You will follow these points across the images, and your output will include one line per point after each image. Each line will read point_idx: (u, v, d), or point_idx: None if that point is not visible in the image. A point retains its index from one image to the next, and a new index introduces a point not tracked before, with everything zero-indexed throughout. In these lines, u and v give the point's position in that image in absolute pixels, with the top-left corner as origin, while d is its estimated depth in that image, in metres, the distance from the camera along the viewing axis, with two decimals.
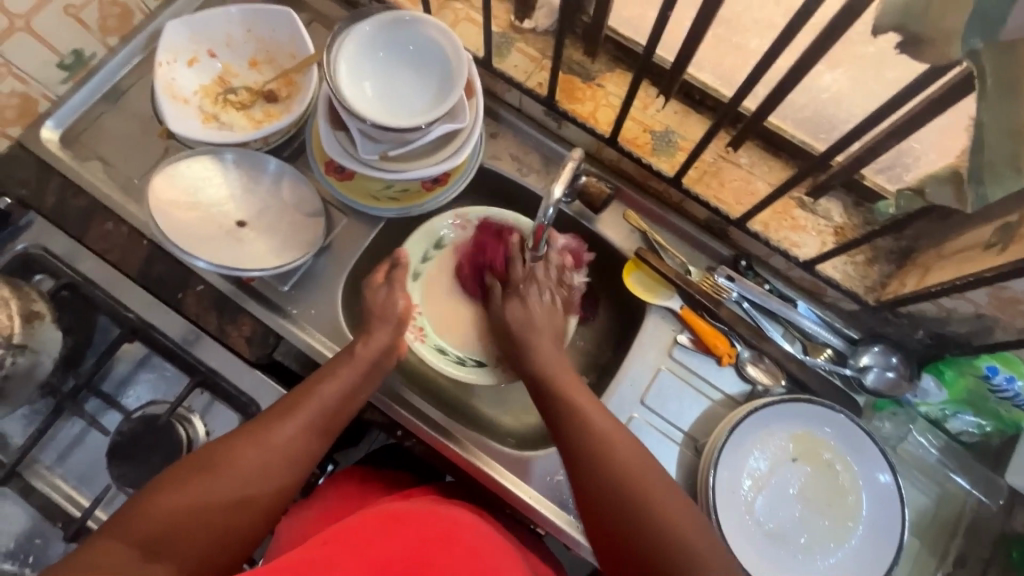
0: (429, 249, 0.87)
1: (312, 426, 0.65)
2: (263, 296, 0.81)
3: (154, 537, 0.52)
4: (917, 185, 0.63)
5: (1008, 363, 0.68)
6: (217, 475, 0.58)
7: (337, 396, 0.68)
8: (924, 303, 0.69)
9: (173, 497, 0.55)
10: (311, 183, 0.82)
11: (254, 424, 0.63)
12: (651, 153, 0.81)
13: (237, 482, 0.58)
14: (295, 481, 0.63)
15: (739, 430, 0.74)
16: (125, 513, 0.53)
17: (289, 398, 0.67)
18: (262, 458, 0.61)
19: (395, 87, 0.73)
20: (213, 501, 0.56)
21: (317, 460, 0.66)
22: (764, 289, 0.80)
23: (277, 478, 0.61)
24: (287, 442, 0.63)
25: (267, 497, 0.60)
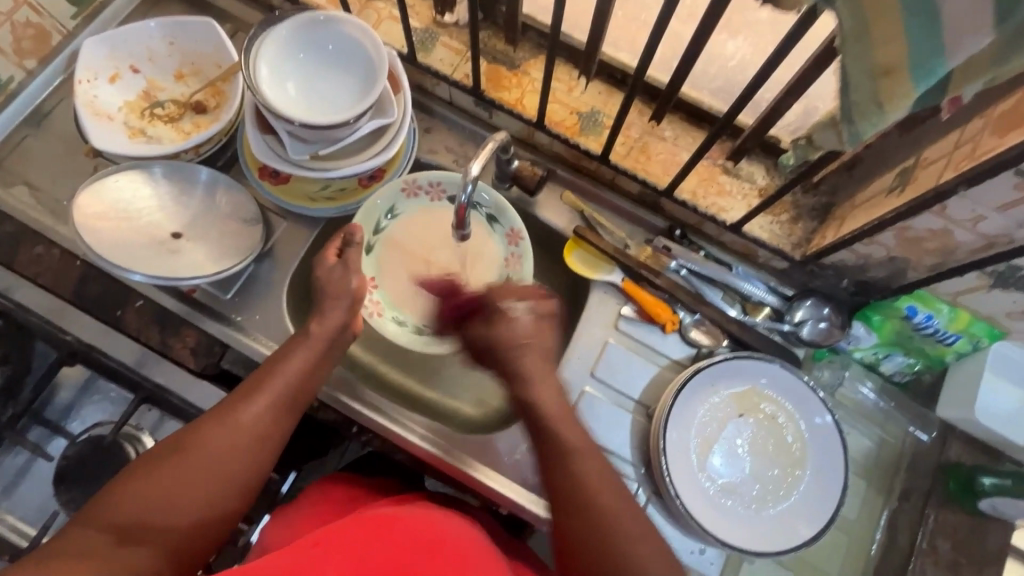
0: (383, 218, 0.85)
1: (276, 404, 0.63)
2: (213, 310, 0.81)
3: (123, 528, 0.52)
4: (808, 135, 0.66)
5: (925, 302, 0.71)
6: (181, 461, 0.57)
7: (299, 372, 0.66)
8: (842, 252, 0.73)
9: (141, 486, 0.55)
10: (246, 190, 0.81)
11: (219, 405, 0.62)
12: (579, 133, 0.83)
13: (205, 467, 0.57)
14: (268, 461, 0.62)
15: (686, 392, 0.76)
16: (96, 502, 0.54)
17: (252, 377, 0.65)
18: (227, 439, 0.59)
19: (318, 87, 0.74)
20: (181, 488, 0.56)
21: (285, 439, 0.64)
22: (701, 256, 0.84)
23: (245, 459, 0.60)
24: (252, 421, 0.61)
25: (235, 482, 0.59)
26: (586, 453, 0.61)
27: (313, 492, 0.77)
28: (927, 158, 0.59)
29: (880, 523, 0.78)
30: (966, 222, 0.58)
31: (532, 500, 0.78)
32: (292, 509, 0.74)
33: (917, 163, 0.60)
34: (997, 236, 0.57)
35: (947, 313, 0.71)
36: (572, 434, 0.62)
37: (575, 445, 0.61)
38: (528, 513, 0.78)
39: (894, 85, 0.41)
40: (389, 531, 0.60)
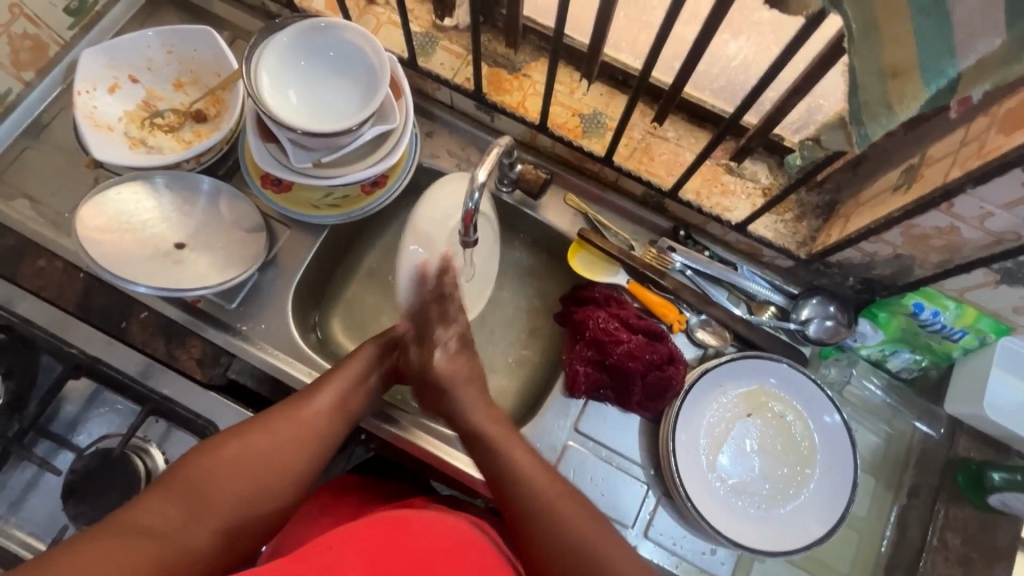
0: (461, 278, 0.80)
1: (337, 405, 0.66)
2: (214, 319, 0.81)
3: (192, 501, 0.55)
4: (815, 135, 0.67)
5: (931, 298, 0.71)
6: (250, 444, 0.60)
7: (360, 378, 0.69)
8: (848, 250, 0.73)
9: (210, 463, 0.58)
10: (248, 199, 0.81)
11: (285, 402, 0.65)
12: (582, 136, 0.83)
13: (268, 454, 0.60)
14: (323, 460, 0.64)
15: (694, 393, 0.76)
16: (169, 472, 0.57)
17: (317, 379, 0.68)
18: (290, 435, 0.62)
19: (320, 95, 0.73)
20: (247, 470, 0.58)
21: (339, 442, 0.67)
22: (705, 256, 0.84)
23: (305, 452, 0.62)
24: (314, 417, 0.64)
25: (293, 477, 0.61)
26: (541, 473, 0.62)
27: (324, 499, 0.76)
28: (933, 155, 0.59)
29: (889, 520, 0.78)
30: (973, 219, 0.58)
31: None
32: (308, 518, 0.74)
33: (923, 160, 0.60)
34: (1004, 233, 0.57)
35: (954, 309, 0.71)
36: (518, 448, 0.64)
37: (528, 468, 0.62)
38: None
39: (903, 85, 0.41)
40: (405, 535, 0.60)
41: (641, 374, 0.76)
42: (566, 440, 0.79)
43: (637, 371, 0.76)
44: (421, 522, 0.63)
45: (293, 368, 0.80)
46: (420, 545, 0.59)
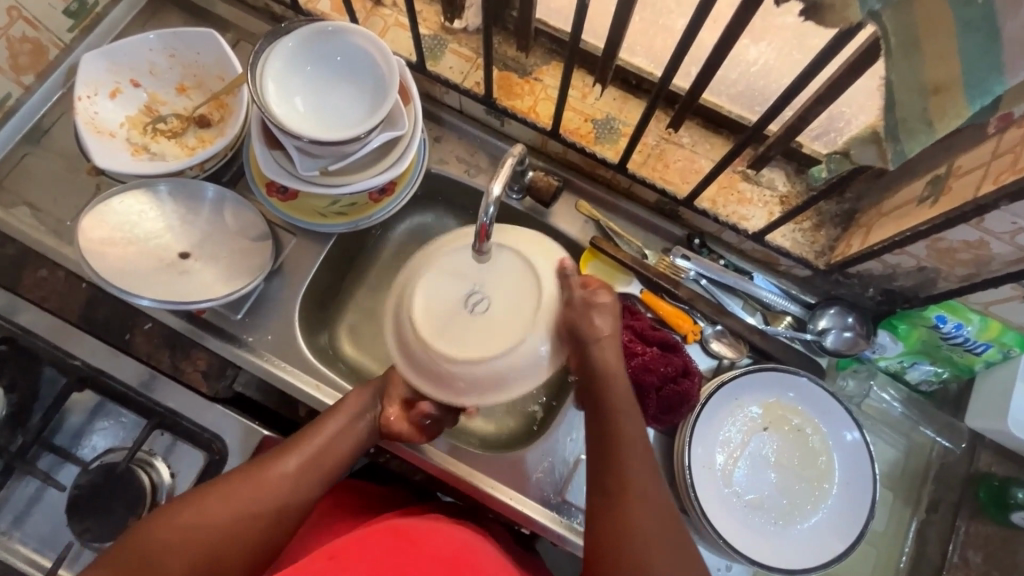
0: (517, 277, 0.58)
1: (302, 468, 0.63)
2: (218, 329, 0.78)
3: (138, 571, 0.55)
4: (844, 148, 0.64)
5: (955, 312, 0.70)
6: (203, 511, 0.58)
7: (333, 438, 0.66)
8: (869, 262, 0.71)
9: (161, 529, 0.57)
10: (254, 207, 0.79)
11: (252, 463, 0.63)
12: (595, 142, 0.81)
13: (221, 522, 0.58)
14: (284, 527, 0.61)
15: (709, 407, 0.75)
16: (126, 536, 0.57)
17: (291, 437, 0.66)
18: (250, 501, 0.60)
19: (326, 101, 0.71)
20: (195, 538, 0.57)
21: (308, 507, 0.63)
22: (720, 265, 0.82)
23: (261, 520, 0.60)
24: (275, 482, 0.61)
25: (249, 548, 0.59)
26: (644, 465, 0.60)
27: (332, 510, 0.74)
28: (962, 166, 0.57)
29: (908, 535, 0.76)
30: (1004, 234, 0.56)
31: (556, 519, 0.75)
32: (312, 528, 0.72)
33: (951, 171, 0.58)
34: None
35: (978, 322, 0.70)
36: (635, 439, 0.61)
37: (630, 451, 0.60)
38: (553, 532, 0.75)
39: (944, 100, 0.39)
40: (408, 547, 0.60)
41: (655, 388, 0.74)
42: (578, 454, 0.79)
43: (654, 386, 0.73)
44: (426, 532, 0.63)
45: (299, 379, 0.79)
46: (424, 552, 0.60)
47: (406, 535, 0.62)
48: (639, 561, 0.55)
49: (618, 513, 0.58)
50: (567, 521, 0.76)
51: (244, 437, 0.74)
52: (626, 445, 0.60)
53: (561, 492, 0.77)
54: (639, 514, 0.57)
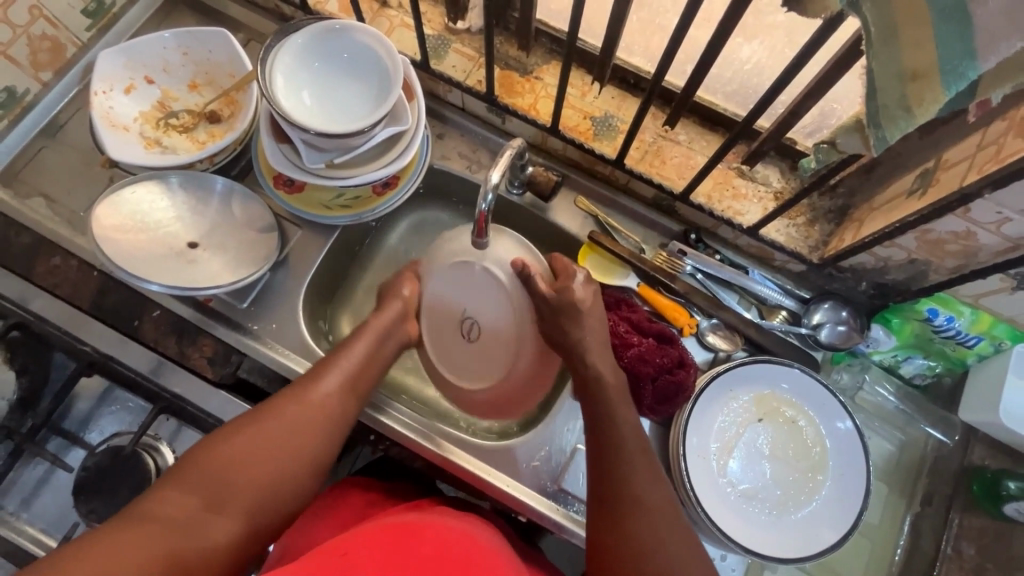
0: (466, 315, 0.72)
1: (345, 384, 0.68)
2: (225, 317, 0.80)
3: (211, 492, 0.57)
4: (832, 137, 0.62)
5: (947, 304, 0.71)
6: (262, 431, 0.61)
7: (368, 354, 0.71)
8: (861, 254, 0.72)
9: (224, 454, 0.59)
10: (260, 199, 0.81)
11: (292, 386, 0.66)
12: (593, 138, 0.83)
13: (282, 439, 0.62)
14: (337, 437, 0.66)
15: (704, 397, 0.76)
16: (183, 465, 0.58)
17: (324, 356, 0.70)
18: (300, 417, 0.64)
19: (332, 96, 0.73)
20: (262, 457, 0.60)
21: (354, 420, 0.69)
22: (716, 259, 0.84)
23: (317, 432, 0.64)
24: (324, 399, 0.66)
25: (305, 460, 0.63)
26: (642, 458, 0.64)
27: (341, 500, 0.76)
28: (949, 159, 0.59)
29: (903, 529, 0.76)
30: (990, 224, 0.58)
31: (552, 508, 0.77)
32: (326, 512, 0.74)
33: (939, 164, 0.60)
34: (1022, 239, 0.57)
35: (970, 315, 0.71)
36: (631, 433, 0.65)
37: (629, 446, 0.64)
38: (550, 522, 0.77)
39: (924, 88, 0.41)
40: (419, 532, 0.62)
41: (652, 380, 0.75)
42: (576, 444, 0.80)
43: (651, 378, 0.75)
44: (432, 526, 0.64)
45: (303, 367, 0.80)
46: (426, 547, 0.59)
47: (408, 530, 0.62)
48: (643, 550, 0.59)
49: (619, 525, 0.61)
50: (564, 510, 0.77)
51: None
52: (622, 451, 0.64)
53: (557, 481, 0.78)
54: (643, 525, 0.60)
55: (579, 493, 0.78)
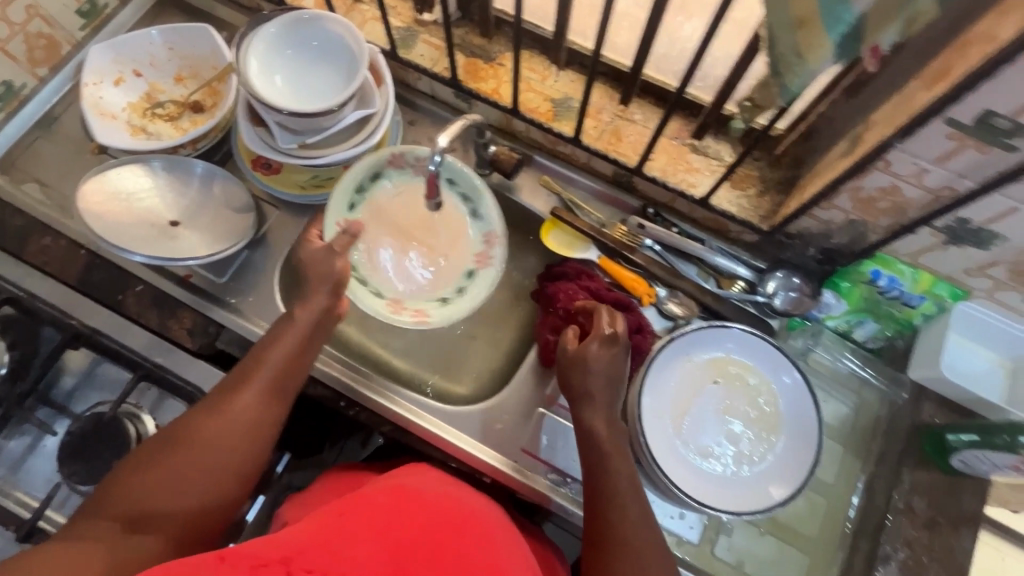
0: (353, 197, 0.81)
1: (266, 389, 0.66)
2: (202, 290, 0.84)
3: (131, 516, 0.55)
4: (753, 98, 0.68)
5: (887, 265, 0.74)
6: (181, 450, 0.59)
7: (287, 355, 0.69)
8: (805, 219, 0.76)
9: (141, 478, 0.57)
10: (241, 182, 0.86)
11: (210, 398, 0.64)
12: (554, 119, 0.88)
13: (202, 455, 0.60)
14: (264, 443, 0.65)
15: (661, 360, 0.79)
16: (102, 493, 0.57)
17: (242, 364, 0.68)
18: (220, 431, 0.62)
19: (303, 81, 0.78)
20: (183, 475, 0.58)
21: (281, 421, 0.67)
22: (673, 232, 0.87)
23: (239, 441, 0.62)
24: (243, 407, 0.64)
25: (229, 471, 0.61)
26: (629, 478, 0.65)
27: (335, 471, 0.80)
28: (873, 118, 0.62)
29: (857, 486, 0.78)
30: (911, 177, 0.61)
31: (516, 469, 0.80)
32: (327, 482, 0.77)
33: (865, 124, 0.64)
34: (941, 190, 0.60)
35: (911, 275, 0.73)
36: (614, 453, 0.66)
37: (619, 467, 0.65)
38: (514, 483, 0.80)
39: (812, 33, 0.45)
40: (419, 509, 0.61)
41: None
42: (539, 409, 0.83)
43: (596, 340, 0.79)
44: (436, 503, 0.63)
45: None
46: (429, 516, 0.60)
47: (408, 495, 0.62)
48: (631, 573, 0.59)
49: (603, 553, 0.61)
50: (526, 471, 0.79)
51: None
52: (608, 470, 0.65)
53: (521, 444, 0.81)
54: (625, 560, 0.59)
55: (543, 455, 0.80)
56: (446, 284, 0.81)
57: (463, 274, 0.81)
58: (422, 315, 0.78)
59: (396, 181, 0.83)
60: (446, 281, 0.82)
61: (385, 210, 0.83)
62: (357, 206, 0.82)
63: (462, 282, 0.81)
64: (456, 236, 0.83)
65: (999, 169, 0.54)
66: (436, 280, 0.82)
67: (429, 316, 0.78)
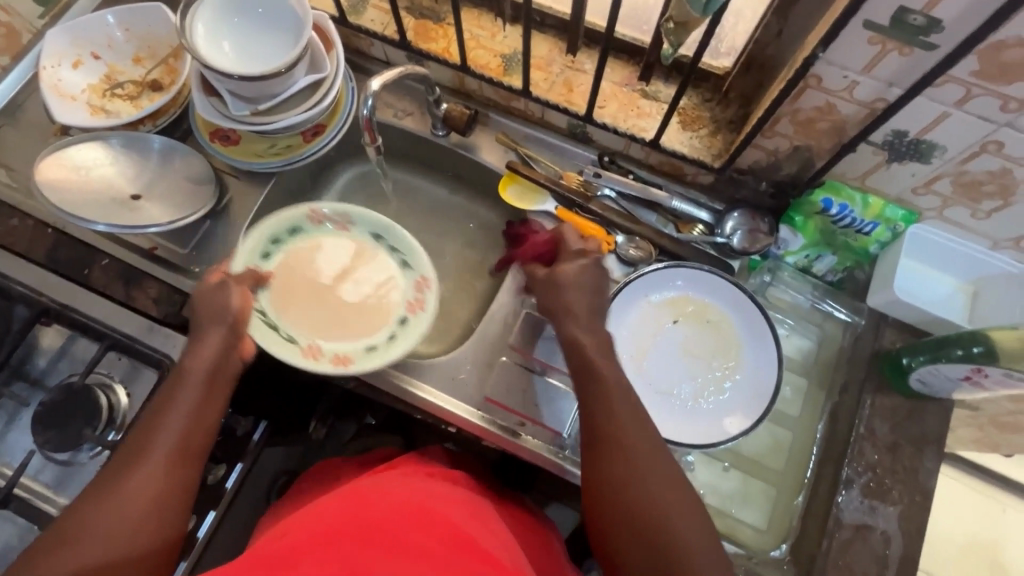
0: (270, 243, 0.81)
1: (165, 459, 0.58)
2: (168, 262, 0.88)
3: None
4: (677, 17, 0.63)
5: (839, 193, 0.73)
6: (67, 548, 0.51)
7: (184, 413, 0.61)
8: (752, 151, 0.76)
9: None
10: (201, 155, 0.88)
11: (97, 484, 0.56)
12: (505, 74, 0.88)
13: (94, 547, 0.52)
14: (172, 519, 0.57)
15: (620, 302, 0.79)
16: None
17: (131, 438, 0.60)
18: (110, 519, 0.53)
19: (250, 47, 0.80)
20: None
21: (191, 490, 0.59)
22: (629, 178, 0.88)
23: (139, 522, 0.54)
24: (139, 483, 0.56)
25: (137, 555, 0.53)
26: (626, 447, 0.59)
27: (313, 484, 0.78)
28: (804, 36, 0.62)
29: (822, 416, 0.78)
30: (843, 91, 0.61)
31: (477, 415, 0.81)
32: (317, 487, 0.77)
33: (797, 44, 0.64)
34: (874, 101, 0.60)
35: (862, 202, 0.73)
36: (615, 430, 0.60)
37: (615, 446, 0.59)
38: (476, 428, 0.81)
39: None
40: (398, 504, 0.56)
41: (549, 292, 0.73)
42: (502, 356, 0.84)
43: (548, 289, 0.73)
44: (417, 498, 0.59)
45: None
46: (382, 497, 0.57)
47: (360, 489, 0.59)
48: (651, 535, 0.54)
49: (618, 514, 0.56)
50: (488, 418, 0.81)
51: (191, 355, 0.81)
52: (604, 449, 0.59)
53: (483, 393, 0.82)
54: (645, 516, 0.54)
55: (503, 402, 0.81)
56: (376, 333, 0.80)
57: (393, 322, 0.81)
58: (345, 362, 0.77)
59: (318, 229, 0.84)
60: (374, 329, 0.81)
61: (297, 262, 0.83)
62: (274, 254, 0.81)
63: (394, 328, 0.80)
64: (385, 284, 0.83)
65: (923, 70, 0.55)
66: (367, 328, 0.80)
67: (351, 362, 0.77)
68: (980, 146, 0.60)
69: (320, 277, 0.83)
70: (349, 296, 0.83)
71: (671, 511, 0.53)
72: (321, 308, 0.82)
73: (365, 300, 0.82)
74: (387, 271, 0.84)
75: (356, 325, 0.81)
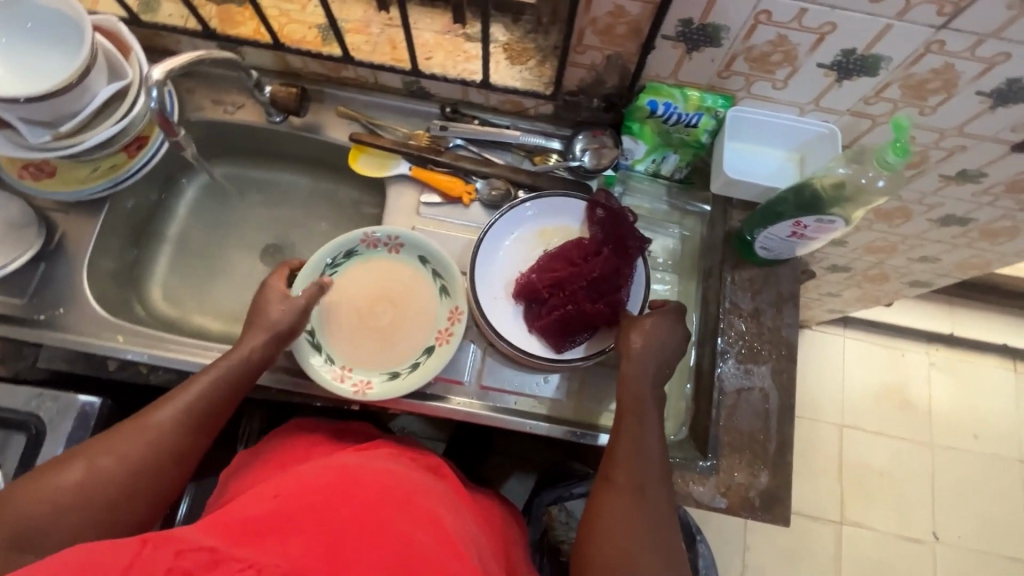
0: (326, 265, 0.81)
1: (194, 416, 0.65)
2: (8, 317, 0.79)
3: (26, 530, 0.54)
4: None
5: (660, 93, 0.77)
6: (92, 464, 0.59)
7: (220, 385, 0.67)
8: (574, 70, 0.79)
9: (42, 491, 0.56)
10: (15, 199, 0.82)
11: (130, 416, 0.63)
12: (323, 44, 0.85)
13: (116, 470, 0.59)
14: (183, 465, 0.64)
15: (488, 243, 0.81)
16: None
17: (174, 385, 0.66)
18: (129, 450, 0.61)
19: (27, 66, 0.73)
20: (94, 493, 0.58)
21: (201, 447, 0.66)
22: (475, 124, 0.88)
23: (155, 463, 0.62)
24: (165, 427, 0.63)
25: (146, 487, 0.61)
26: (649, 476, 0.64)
27: (264, 451, 0.78)
28: None
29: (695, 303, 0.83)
30: None
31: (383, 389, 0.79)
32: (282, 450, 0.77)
33: None
34: None
35: (682, 96, 0.76)
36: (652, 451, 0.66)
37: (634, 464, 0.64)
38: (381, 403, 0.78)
39: None
40: (403, 501, 0.58)
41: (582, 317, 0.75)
42: None
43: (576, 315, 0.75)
44: (421, 496, 0.61)
45: (94, 338, 0.79)
46: (373, 489, 0.58)
47: (355, 475, 0.60)
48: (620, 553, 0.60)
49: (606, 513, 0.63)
50: None
51: (58, 408, 0.75)
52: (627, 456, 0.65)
53: None
54: (622, 537, 0.61)
55: None
56: (403, 359, 0.79)
57: (422, 350, 0.79)
58: (366, 387, 0.76)
59: (374, 253, 0.83)
60: (404, 355, 0.80)
61: (377, 276, 0.83)
62: (330, 276, 0.82)
63: (420, 356, 0.79)
64: (422, 311, 0.81)
65: None
66: (394, 354, 0.80)
67: (372, 388, 0.76)
68: (754, 18, 0.65)
69: (366, 297, 0.82)
70: (385, 323, 0.81)
71: (641, 533, 0.61)
72: (352, 334, 0.80)
73: (398, 326, 0.81)
74: (427, 295, 0.82)
75: (386, 355, 0.80)
